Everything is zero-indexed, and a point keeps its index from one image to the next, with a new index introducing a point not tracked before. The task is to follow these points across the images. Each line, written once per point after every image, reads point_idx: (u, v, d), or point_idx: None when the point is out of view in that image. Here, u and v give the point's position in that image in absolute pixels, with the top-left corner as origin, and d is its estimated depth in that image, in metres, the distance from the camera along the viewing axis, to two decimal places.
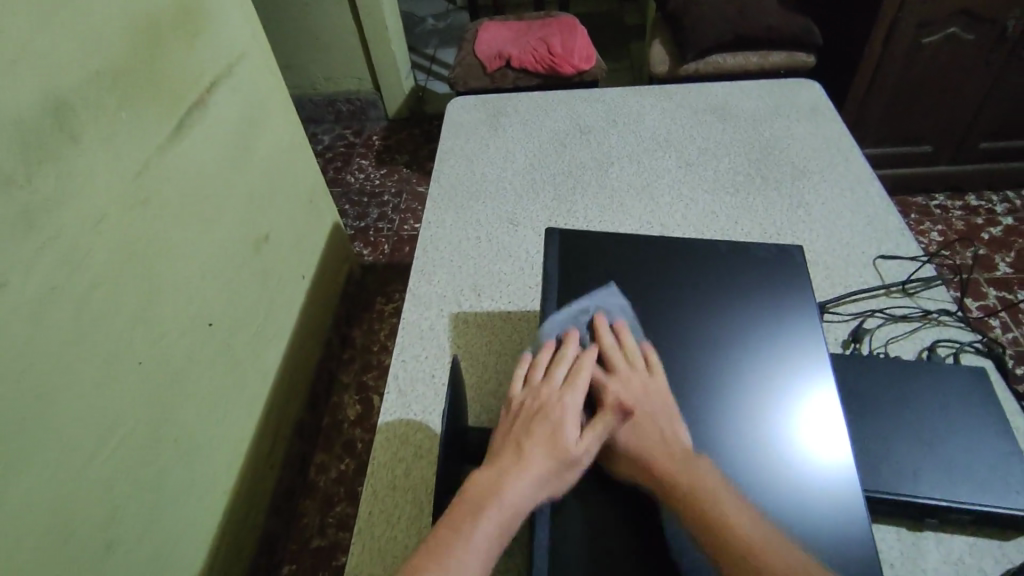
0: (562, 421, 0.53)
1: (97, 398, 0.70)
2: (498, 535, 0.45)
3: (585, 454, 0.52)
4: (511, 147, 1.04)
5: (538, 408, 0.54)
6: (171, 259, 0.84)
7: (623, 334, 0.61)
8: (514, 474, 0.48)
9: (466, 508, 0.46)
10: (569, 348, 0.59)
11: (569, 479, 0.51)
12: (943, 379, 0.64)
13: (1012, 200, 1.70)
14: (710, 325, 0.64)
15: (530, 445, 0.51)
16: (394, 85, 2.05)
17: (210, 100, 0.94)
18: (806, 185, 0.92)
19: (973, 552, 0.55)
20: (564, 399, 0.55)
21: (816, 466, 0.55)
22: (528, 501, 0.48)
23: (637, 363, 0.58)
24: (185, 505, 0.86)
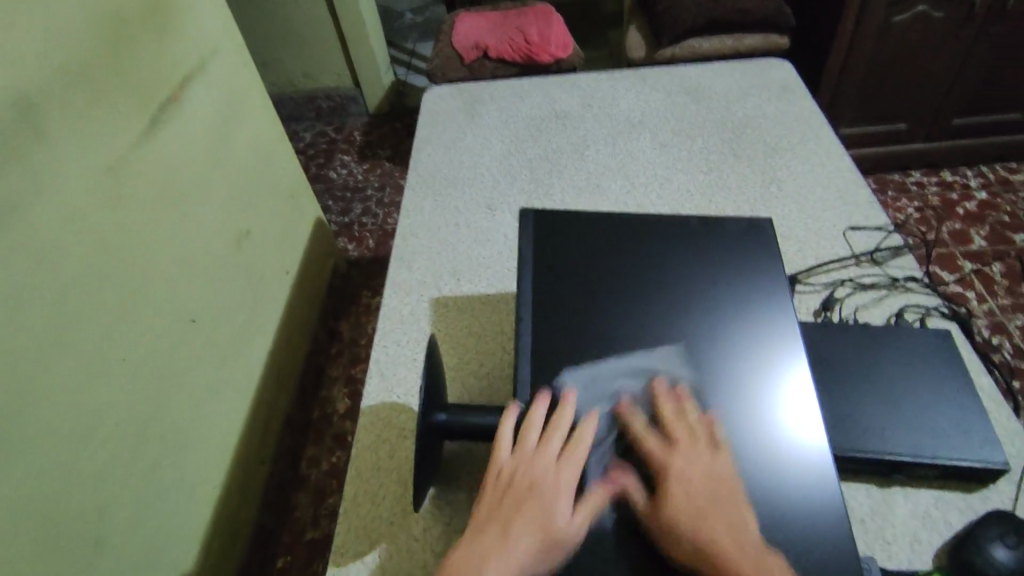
0: (556, 507, 0.49)
1: (81, 393, 0.70)
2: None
3: (576, 527, 0.50)
4: (488, 134, 1.04)
5: (530, 486, 0.50)
6: (151, 256, 0.84)
7: (665, 404, 0.56)
8: (495, 563, 0.46)
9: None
10: (567, 418, 0.56)
11: (556, 563, 0.48)
12: (909, 343, 0.66)
13: (986, 174, 1.72)
14: (684, 301, 0.65)
15: (520, 521, 0.48)
16: (374, 79, 2.05)
17: (183, 97, 0.94)
18: (777, 161, 0.93)
19: (939, 504, 0.57)
20: (559, 478, 0.51)
21: (797, 451, 0.55)
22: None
23: (683, 440, 0.53)
24: (176, 501, 0.86)
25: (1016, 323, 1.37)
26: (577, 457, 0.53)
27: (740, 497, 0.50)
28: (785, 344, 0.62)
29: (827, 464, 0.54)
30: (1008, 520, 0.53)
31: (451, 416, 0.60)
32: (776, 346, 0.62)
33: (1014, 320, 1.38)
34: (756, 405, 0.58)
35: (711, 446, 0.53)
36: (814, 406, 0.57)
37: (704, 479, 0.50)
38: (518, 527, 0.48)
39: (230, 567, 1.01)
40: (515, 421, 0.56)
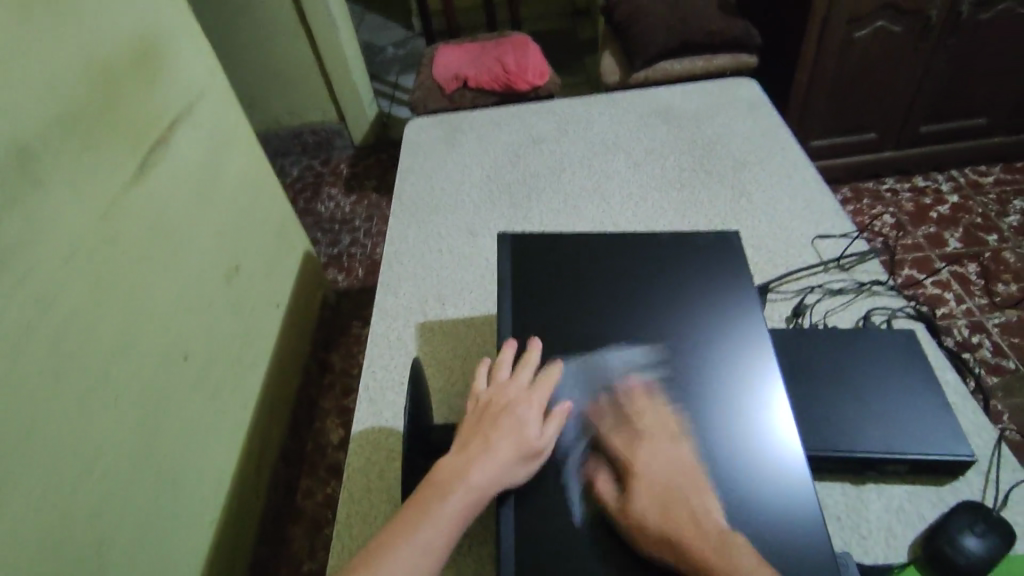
0: (529, 419, 0.55)
1: (78, 432, 0.71)
2: (457, 518, 0.48)
3: (545, 445, 0.55)
4: (468, 162, 1.08)
5: (505, 405, 0.56)
6: (143, 294, 0.86)
7: (634, 403, 0.58)
8: (479, 464, 0.51)
9: (428, 498, 0.49)
10: (535, 355, 0.62)
11: (532, 468, 0.54)
12: (877, 344, 0.68)
13: (957, 178, 1.78)
14: (659, 312, 0.67)
15: (498, 436, 0.53)
16: (358, 113, 2.09)
17: (171, 139, 0.97)
18: (746, 175, 0.97)
19: (912, 498, 0.59)
20: (530, 398, 0.57)
21: (773, 458, 0.56)
22: (489, 492, 0.50)
23: (648, 438, 0.55)
24: (175, 536, 0.86)
25: (994, 321, 1.40)
26: (545, 385, 0.59)
27: (704, 489, 0.52)
28: (756, 353, 0.64)
29: (802, 468, 0.55)
30: (979, 511, 0.55)
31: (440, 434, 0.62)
32: (746, 354, 0.64)
33: (992, 319, 1.41)
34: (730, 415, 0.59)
35: (674, 443, 0.55)
36: (786, 413, 0.59)
37: (665, 475, 0.51)
38: (497, 442, 0.53)
39: None
40: (489, 363, 0.63)
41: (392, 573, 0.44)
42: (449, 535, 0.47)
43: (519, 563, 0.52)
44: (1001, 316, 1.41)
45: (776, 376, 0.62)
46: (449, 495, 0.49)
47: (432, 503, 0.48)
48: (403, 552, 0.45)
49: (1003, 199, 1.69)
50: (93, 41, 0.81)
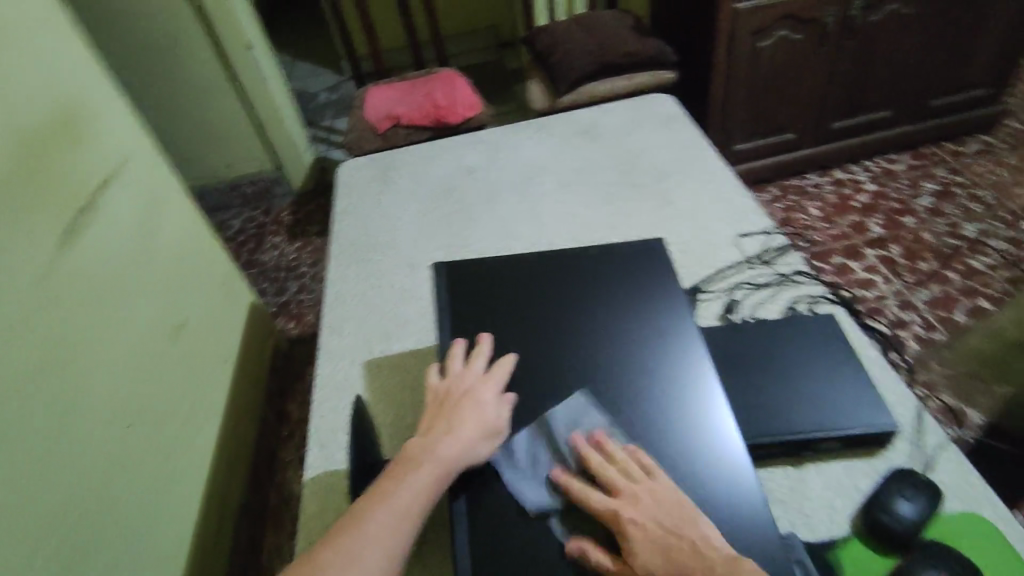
0: (485, 403, 0.60)
1: (23, 517, 0.67)
2: (426, 491, 0.54)
3: (503, 424, 0.60)
4: (403, 197, 1.09)
5: (462, 393, 0.61)
6: (82, 362, 0.83)
7: (595, 456, 0.56)
8: (443, 443, 0.57)
9: (398, 474, 0.55)
10: (485, 346, 0.67)
11: (494, 447, 0.59)
12: (802, 330, 0.72)
13: (872, 168, 1.89)
14: (602, 322, 0.69)
15: (459, 419, 0.59)
16: (296, 160, 2.09)
17: (100, 203, 0.95)
18: (669, 184, 1.02)
19: (848, 472, 0.62)
20: (485, 384, 0.62)
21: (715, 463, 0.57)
22: (455, 468, 0.56)
23: (621, 484, 0.53)
24: None
25: (921, 297, 1.49)
26: (499, 371, 0.64)
27: (698, 517, 0.50)
28: (694, 349, 0.66)
29: (743, 469, 0.56)
30: (906, 476, 0.58)
31: None
32: (680, 358, 0.65)
33: (919, 295, 1.50)
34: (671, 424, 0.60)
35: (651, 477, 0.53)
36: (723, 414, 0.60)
37: (653, 519, 0.50)
38: (458, 424, 0.58)
39: None
40: (442, 361, 0.67)
41: (370, 539, 0.50)
42: (419, 506, 0.53)
43: None
44: (927, 292, 1.50)
45: (710, 377, 0.64)
46: (416, 471, 0.55)
47: (403, 477, 0.54)
48: (378, 520, 0.51)
49: (915, 183, 1.81)
50: (8, 112, 0.80)
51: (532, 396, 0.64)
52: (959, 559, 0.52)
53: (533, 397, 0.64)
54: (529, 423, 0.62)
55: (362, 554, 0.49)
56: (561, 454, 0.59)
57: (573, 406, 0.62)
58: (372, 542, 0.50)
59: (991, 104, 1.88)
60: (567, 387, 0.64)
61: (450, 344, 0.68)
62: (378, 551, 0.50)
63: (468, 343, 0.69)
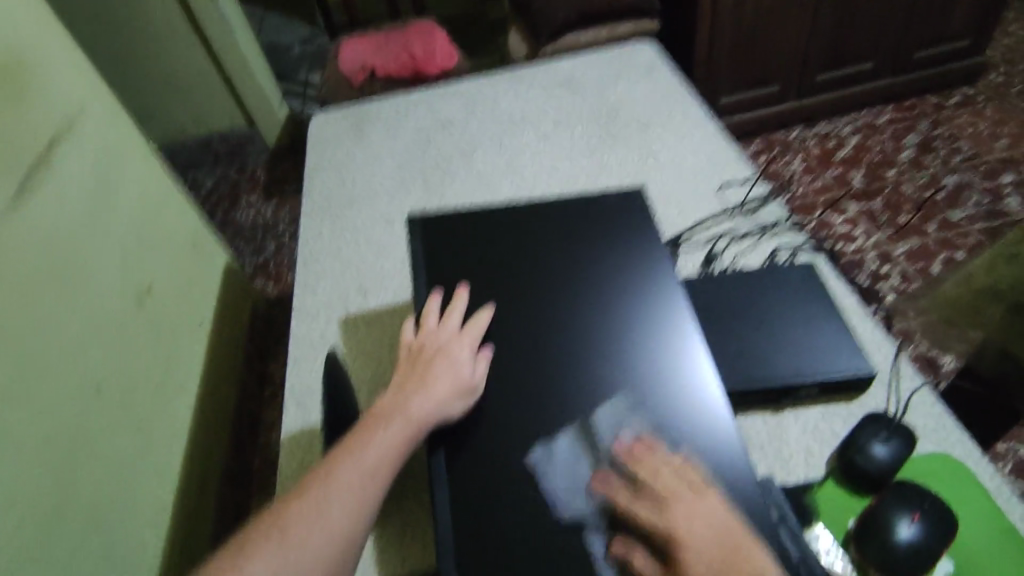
0: (459, 360, 0.60)
1: None
2: (394, 448, 0.55)
3: (478, 380, 0.60)
4: (377, 151, 1.06)
5: (435, 351, 0.61)
6: (39, 326, 0.79)
7: (649, 459, 0.50)
8: (414, 402, 0.58)
9: (368, 431, 0.56)
10: (461, 302, 0.65)
11: (469, 404, 0.59)
12: (782, 279, 0.72)
13: (855, 122, 1.87)
14: (588, 275, 0.68)
15: (431, 375, 0.59)
16: (269, 116, 2.01)
17: (53, 160, 0.89)
18: (652, 135, 0.99)
19: (825, 417, 0.64)
20: (459, 341, 0.62)
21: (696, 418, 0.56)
22: (425, 425, 0.57)
23: (667, 492, 0.47)
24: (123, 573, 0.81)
25: (899, 250, 1.50)
26: (474, 327, 0.63)
27: (751, 542, 0.45)
28: (681, 301, 0.65)
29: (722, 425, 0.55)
30: (881, 419, 0.60)
31: None
32: (666, 314, 0.64)
33: (897, 248, 1.51)
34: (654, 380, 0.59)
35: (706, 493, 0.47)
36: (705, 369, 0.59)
37: (710, 538, 0.44)
38: (430, 382, 0.59)
39: None
40: (418, 317, 0.67)
41: (337, 492, 0.52)
42: (388, 462, 0.55)
43: (460, 540, 0.53)
44: (905, 245, 1.51)
45: (693, 331, 0.63)
46: (384, 428, 0.56)
47: (371, 432, 0.56)
48: (345, 475, 0.53)
49: (897, 136, 1.80)
50: None
51: (510, 351, 0.63)
52: (931, 500, 0.53)
53: (511, 352, 0.63)
54: (508, 378, 0.61)
55: (329, 507, 0.51)
56: (539, 407, 0.59)
57: (552, 359, 0.62)
58: (338, 496, 0.52)
59: (975, 55, 1.86)
60: (548, 341, 0.63)
61: (428, 298, 0.67)
62: (346, 504, 0.51)
63: (445, 298, 0.67)
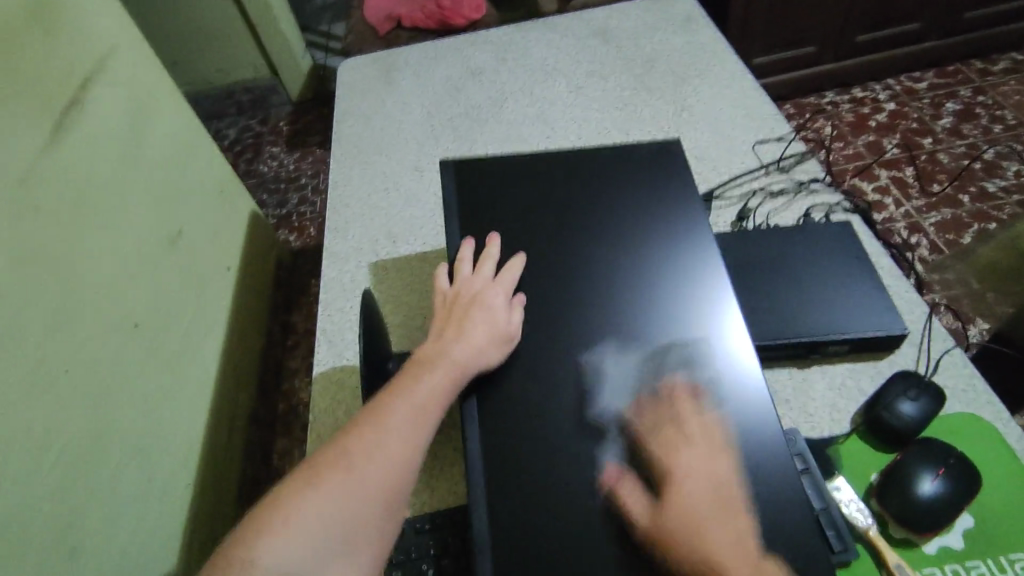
0: (496, 307, 0.61)
1: (39, 407, 0.66)
2: (442, 390, 0.56)
3: (516, 328, 0.60)
4: (406, 99, 1.05)
5: (472, 298, 0.62)
6: (81, 262, 0.79)
7: (674, 405, 0.53)
8: (455, 346, 0.58)
9: (414, 374, 0.57)
10: (494, 249, 0.66)
11: (508, 350, 0.60)
12: (816, 237, 0.71)
13: (893, 87, 1.81)
14: (628, 223, 0.68)
15: (469, 324, 0.60)
16: (292, 66, 1.99)
17: (87, 99, 0.88)
18: (687, 89, 0.97)
19: (851, 375, 0.64)
20: (495, 287, 0.63)
21: (725, 367, 0.57)
22: (469, 368, 0.57)
23: (686, 445, 0.50)
24: (159, 505, 0.83)
25: (931, 220, 1.47)
26: (509, 275, 0.64)
27: (741, 502, 0.48)
28: (712, 255, 0.65)
29: (750, 376, 0.56)
30: (911, 376, 0.60)
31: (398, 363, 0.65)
32: (697, 267, 0.64)
33: (929, 218, 1.47)
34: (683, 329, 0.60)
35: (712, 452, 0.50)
36: (735, 322, 0.60)
37: (706, 491, 0.48)
38: (469, 330, 0.60)
39: None
40: (451, 264, 0.67)
41: (392, 429, 0.52)
42: (437, 403, 0.55)
43: (489, 474, 0.54)
44: (938, 215, 1.48)
45: (726, 286, 0.63)
46: (430, 373, 0.57)
47: (416, 376, 0.57)
48: (398, 412, 0.53)
49: (937, 102, 1.74)
50: None
51: (542, 297, 0.63)
52: (957, 456, 0.54)
53: (542, 298, 0.63)
54: (540, 324, 0.62)
55: (386, 443, 0.51)
56: (570, 353, 0.59)
57: (580, 308, 0.62)
58: (393, 432, 0.52)
59: None
60: (581, 287, 0.63)
61: (461, 245, 0.68)
62: (402, 441, 0.52)
63: (477, 244, 0.68)
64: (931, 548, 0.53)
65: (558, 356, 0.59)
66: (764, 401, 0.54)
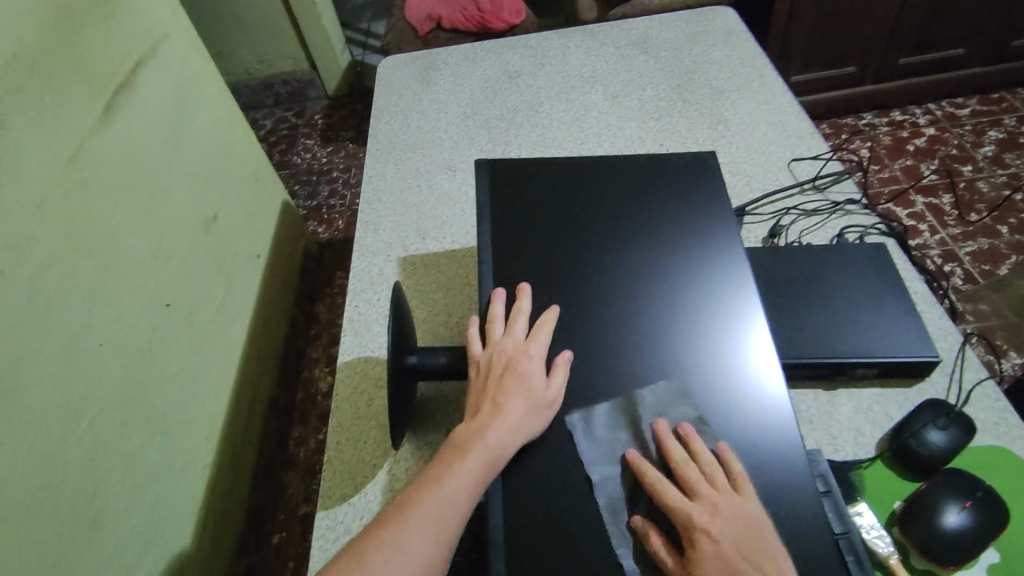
0: (532, 372, 0.56)
1: (69, 379, 0.68)
2: (476, 480, 0.50)
3: (554, 398, 0.56)
4: (443, 98, 1.06)
5: (506, 364, 0.57)
6: (121, 240, 0.81)
7: (676, 449, 0.52)
8: (492, 424, 0.52)
9: (446, 459, 0.51)
10: (526, 302, 0.62)
11: (546, 420, 0.55)
12: (849, 258, 0.71)
13: (934, 112, 1.77)
14: (670, 277, 0.65)
15: (506, 396, 0.54)
16: (331, 61, 2.02)
17: (136, 83, 0.91)
18: (725, 102, 0.97)
19: (880, 399, 0.64)
20: (529, 349, 0.58)
21: (753, 400, 0.56)
22: (506, 452, 0.52)
23: (702, 486, 0.48)
24: (176, 482, 0.85)
25: (967, 249, 1.44)
26: (542, 333, 0.60)
27: (775, 545, 0.45)
28: (751, 294, 0.63)
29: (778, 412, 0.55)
30: (942, 406, 0.59)
31: (421, 357, 0.65)
32: (738, 313, 0.62)
33: (964, 247, 1.44)
34: (716, 360, 0.59)
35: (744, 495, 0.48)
36: (770, 362, 0.58)
37: (730, 532, 0.45)
38: (506, 400, 0.54)
39: (230, 547, 1.00)
40: (481, 320, 0.63)
41: (418, 532, 0.46)
42: (470, 494, 0.49)
43: (509, 475, 0.54)
44: (974, 244, 1.44)
45: (766, 334, 0.60)
46: (464, 458, 0.50)
47: (451, 462, 0.50)
48: (425, 512, 0.47)
49: (979, 129, 1.70)
50: None
51: (570, 302, 0.63)
52: (985, 489, 0.53)
53: (568, 303, 0.63)
54: (567, 329, 0.62)
55: (407, 549, 0.45)
56: (596, 360, 0.59)
57: (608, 316, 0.62)
58: (417, 535, 0.46)
59: None
60: (609, 296, 0.63)
61: (491, 295, 0.64)
62: (426, 546, 0.46)
63: (508, 295, 0.64)
64: None
65: (582, 364, 0.59)
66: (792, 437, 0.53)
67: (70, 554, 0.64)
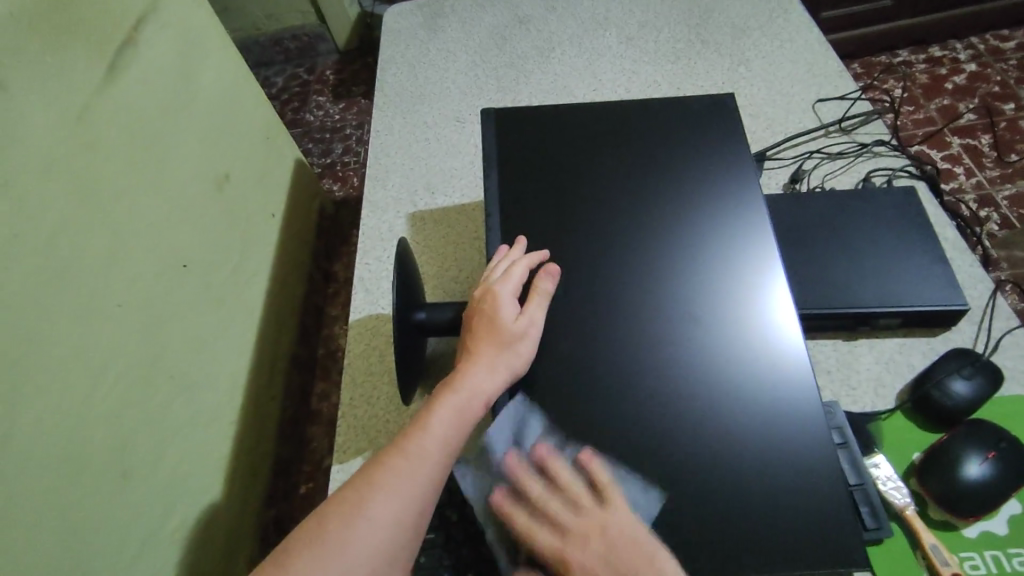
0: (504, 318, 0.56)
1: (89, 338, 0.69)
2: (447, 432, 0.50)
3: (524, 335, 0.55)
4: (451, 47, 1.02)
5: (482, 312, 0.57)
6: (134, 202, 0.81)
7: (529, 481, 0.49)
8: (464, 374, 0.52)
9: (420, 416, 0.51)
10: (516, 252, 0.61)
11: (522, 359, 0.54)
12: (877, 204, 0.68)
13: (976, 46, 1.65)
14: (679, 229, 0.63)
15: (478, 344, 0.54)
16: (340, 13, 1.96)
17: (139, 40, 0.89)
18: (746, 41, 0.92)
19: (902, 349, 0.62)
20: (505, 296, 0.57)
21: (759, 347, 0.55)
22: (479, 396, 0.52)
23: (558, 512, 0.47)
24: (201, 436, 0.87)
25: (1004, 193, 1.36)
26: (518, 277, 0.59)
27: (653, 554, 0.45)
28: (758, 239, 0.61)
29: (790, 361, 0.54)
30: (969, 355, 0.57)
31: (430, 313, 0.64)
32: (741, 261, 0.60)
33: (1002, 191, 1.37)
34: (724, 310, 0.57)
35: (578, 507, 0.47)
36: (777, 309, 0.57)
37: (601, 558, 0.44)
38: (479, 347, 0.54)
39: (256, 497, 1.03)
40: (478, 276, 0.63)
41: (384, 489, 0.46)
42: (441, 447, 0.49)
43: (520, 430, 0.53)
44: (1012, 188, 1.37)
45: (773, 278, 0.59)
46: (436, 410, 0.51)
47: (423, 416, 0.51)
48: (395, 467, 0.47)
49: None
50: None
51: (580, 254, 0.62)
52: (1008, 440, 0.51)
53: (578, 255, 0.62)
54: (577, 281, 0.60)
55: (373, 506, 0.45)
56: (607, 314, 0.58)
57: (620, 268, 0.61)
58: (386, 492, 0.46)
59: None
60: (620, 247, 0.62)
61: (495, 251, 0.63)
62: (394, 501, 0.46)
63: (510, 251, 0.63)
64: (971, 531, 0.52)
65: (591, 317, 0.58)
66: (797, 382, 0.53)
67: (100, 504, 0.67)
